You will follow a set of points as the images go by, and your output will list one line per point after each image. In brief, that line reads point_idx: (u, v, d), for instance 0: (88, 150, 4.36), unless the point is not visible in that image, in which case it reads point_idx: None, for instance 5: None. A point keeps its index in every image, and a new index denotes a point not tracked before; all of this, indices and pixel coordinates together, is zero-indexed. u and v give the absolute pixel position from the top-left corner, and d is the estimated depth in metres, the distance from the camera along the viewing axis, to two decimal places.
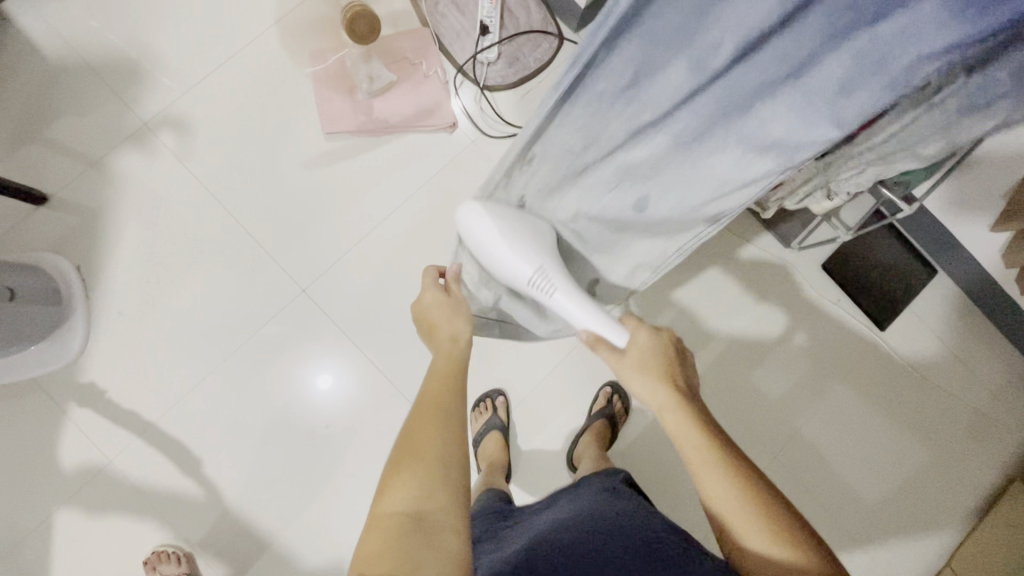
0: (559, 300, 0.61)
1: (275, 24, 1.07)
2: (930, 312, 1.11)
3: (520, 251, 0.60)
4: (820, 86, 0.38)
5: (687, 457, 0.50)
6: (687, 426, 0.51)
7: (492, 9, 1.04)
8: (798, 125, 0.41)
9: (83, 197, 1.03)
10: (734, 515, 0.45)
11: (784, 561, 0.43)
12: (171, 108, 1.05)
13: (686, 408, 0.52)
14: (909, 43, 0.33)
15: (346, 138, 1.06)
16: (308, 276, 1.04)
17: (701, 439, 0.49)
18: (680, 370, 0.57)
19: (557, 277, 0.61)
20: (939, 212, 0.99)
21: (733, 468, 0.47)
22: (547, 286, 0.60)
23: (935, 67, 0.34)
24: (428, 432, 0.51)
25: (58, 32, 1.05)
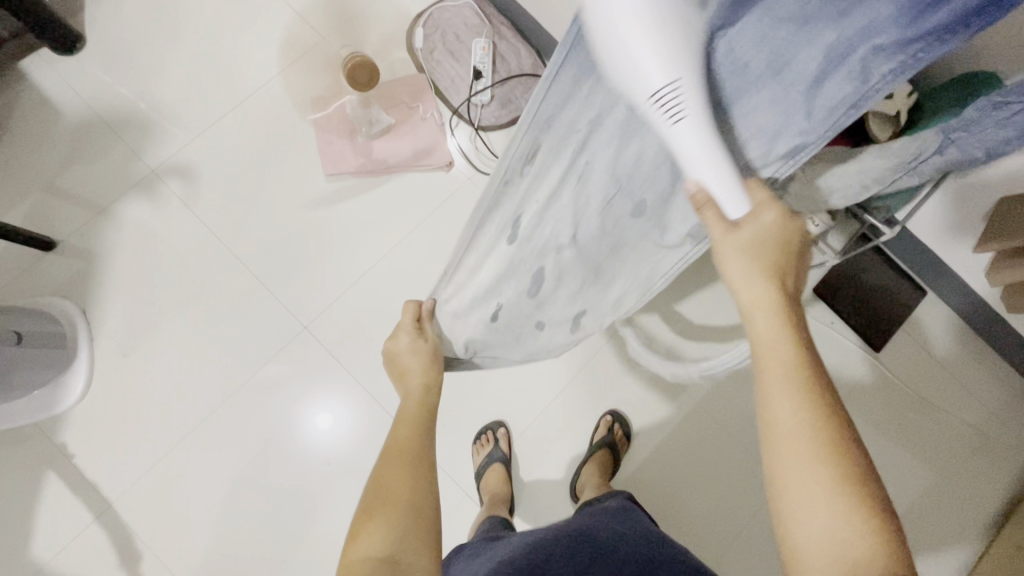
0: (682, 129, 0.40)
1: (279, 74, 1.13)
2: (923, 331, 1.13)
3: (665, 40, 0.37)
4: (795, 77, 0.37)
5: (764, 359, 0.43)
6: (780, 329, 0.43)
7: (485, 56, 1.10)
8: (778, 115, 0.39)
9: (89, 243, 1.06)
10: (791, 433, 0.40)
11: (841, 510, 0.38)
12: (177, 155, 1.10)
13: (785, 311, 0.44)
14: (867, 38, 0.32)
15: (346, 179, 1.10)
16: (310, 313, 1.06)
17: (799, 345, 0.43)
18: (794, 258, 0.46)
19: (696, 99, 0.39)
20: (924, 235, 1.02)
21: (815, 391, 0.41)
22: (680, 107, 0.39)
23: (890, 66, 0.32)
24: (397, 478, 0.53)
25: (72, 88, 1.11)
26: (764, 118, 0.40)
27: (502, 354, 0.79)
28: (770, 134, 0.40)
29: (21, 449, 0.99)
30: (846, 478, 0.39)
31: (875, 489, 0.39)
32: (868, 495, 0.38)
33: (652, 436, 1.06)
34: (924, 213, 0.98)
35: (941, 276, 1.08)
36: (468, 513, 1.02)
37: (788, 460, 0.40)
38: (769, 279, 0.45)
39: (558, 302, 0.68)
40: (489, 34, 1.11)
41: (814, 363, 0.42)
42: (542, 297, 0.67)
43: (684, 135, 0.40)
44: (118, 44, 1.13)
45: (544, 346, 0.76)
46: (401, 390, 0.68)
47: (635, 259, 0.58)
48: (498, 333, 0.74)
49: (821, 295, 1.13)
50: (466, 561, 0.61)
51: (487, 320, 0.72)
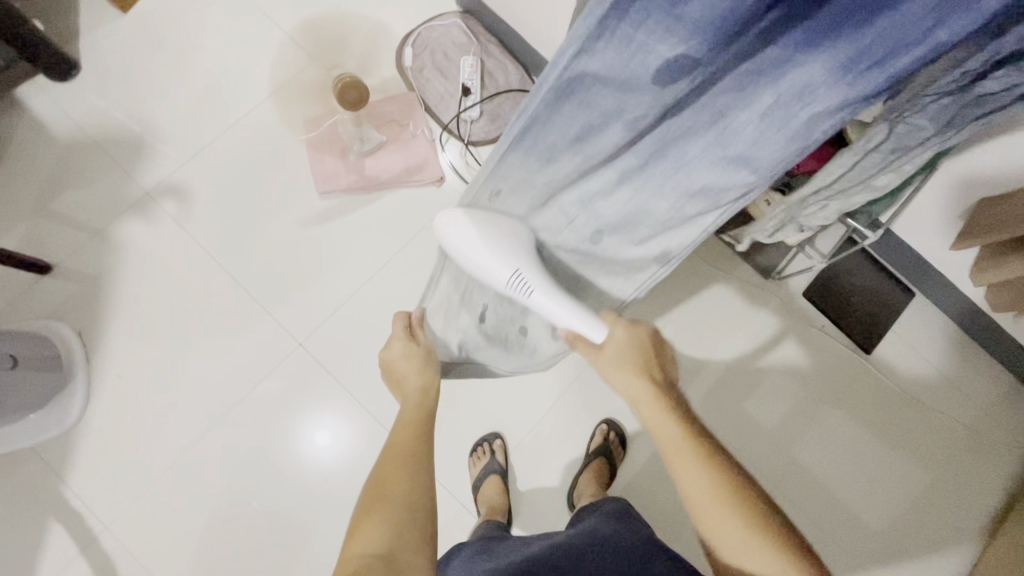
0: (536, 298, 0.59)
1: (271, 96, 1.15)
2: (921, 333, 1.14)
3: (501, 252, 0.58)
4: (735, 138, 0.42)
5: (664, 448, 0.51)
6: (665, 419, 0.53)
7: (473, 73, 1.11)
8: (723, 171, 0.44)
9: (85, 265, 1.07)
10: (707, 508, 0.48)
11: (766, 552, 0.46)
12: (172, 177, 1.11)
13: (662, 401, 0.54)
14: (804, 102, 0.36)
15: (339, 197, 1.12)
16: (305, 329, 1.07)
17: (682, 430, 0.51)
18: (653, 360, 0.57)
19: (535, 278, 0.59)
20: (909, 237, 1.04)
21: (711, 463, 0.49)
22: (525, 288, 0.59)
23: (831, 123, 0.37)
24: (395, 478, 0.55)
25: (67, 113, 1.13)
26: (709, 175, 0.45)
27: (497, 362, 0.82)
28: (715, 188, 0.46)
29: (16, 474, 0.99)
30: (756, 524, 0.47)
31: (780, 525, 0.47)
32: (779, 532, 0.47)
33: (649, 443, 1.06)
34: (907, 216, 1.00)
35: (928, 277, 1.09)
36: (467, 526, 1.02)
37: (711, 528, 0.48)
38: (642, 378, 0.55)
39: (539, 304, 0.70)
40: (477, 51, 1.13)
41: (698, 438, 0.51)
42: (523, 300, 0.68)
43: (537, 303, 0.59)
44: (112, 70, 1.15)
45: (530, 350, 0.77)
46: (399, 397, 0.68)
47: (610, 267, 0.63)
48: (486, 336, 0.78)
49: (810, 298, 1.14)
50: (467, 557, 0.62)
51: (475, 322, 0.77)
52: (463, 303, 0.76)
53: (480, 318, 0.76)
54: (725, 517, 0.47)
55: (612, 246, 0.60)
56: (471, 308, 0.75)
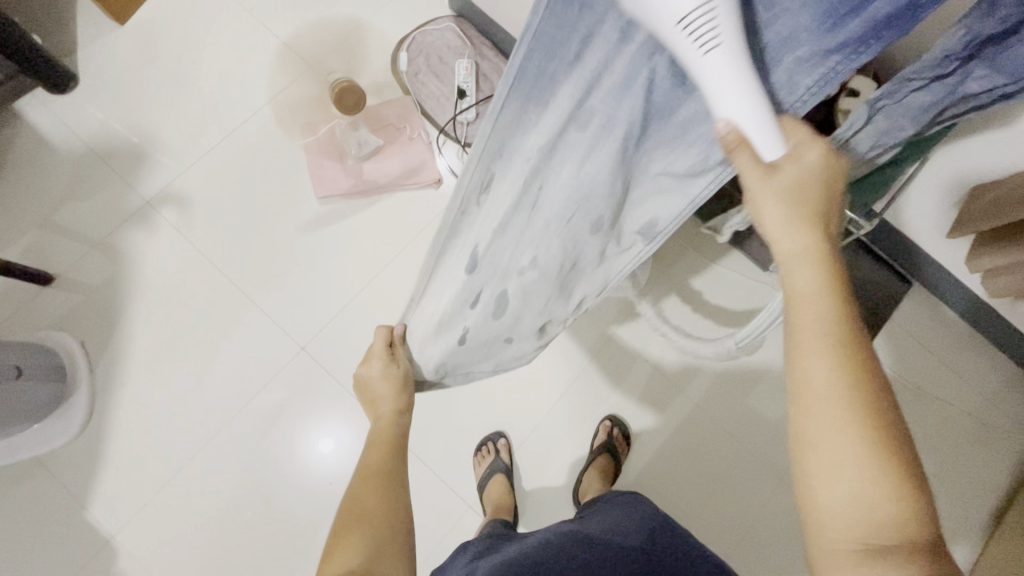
0: (713, 57, 0.34)
1: (268, 103, 1.16)
2: (923, 328, 1.14)
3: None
4: None
5: (796, 322, 0.41)
6: (815, 291, 0.41)
7: (468, 75, 1.12)
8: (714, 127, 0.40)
9: (87, 275, 1.07)
10: (831, 400, 0.39)
11: (880, 476, 0.37)
12: (171, 186, 1.12)
13: (822, 266, 0.41)
14: (788, 49, 0.35)
15: (338, 201, 1.12)
16: (307, 333, 1.07)
17: (839, 304, 0.41)
18: (830, 207, 0.42)
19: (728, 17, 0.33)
20: (905, 226, 1.04)
21: (855, 359, 0.39)
22: (710, 27, 0.33)
23: (811, 76, 0.36)
24: (373, 497, 0.58)
25: (66, 125, 1.13)
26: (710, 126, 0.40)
27: (475, 371, 0.80)
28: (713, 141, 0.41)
29: (22, 485, 0.99)
30: (880, 439, 0.38)
31: (908, 454, 0.38)
32: (902, 460, 0.38)
33: (653, 438, 1.06)
34: (902, 205, 1.01)
35: (925, 266, 1.10)
36: (473, 525, 1.02)
37: (816, 428, 0.39)
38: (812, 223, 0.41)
39: (525, 322, 0.68)
40: (472, 54, 1.14)
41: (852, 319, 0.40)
42: (507, 318, 0.67)
43: (716, 64, 0.34)
44: (111, 81, 1.16)
45: (513, 355, 0.76)
46: (373, 415, 0.72)
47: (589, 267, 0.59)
48: (467, 354, 0.74)
49: None
50: (470, 555, 0.63)
51: (455, 343, 0.72)
52: (441, 325, 0.71)
53: (460, 339, 0.72)
54: (855, 414, 0.38)
55: (588, 246, 0.55)
56: (450, 329, 0.71)
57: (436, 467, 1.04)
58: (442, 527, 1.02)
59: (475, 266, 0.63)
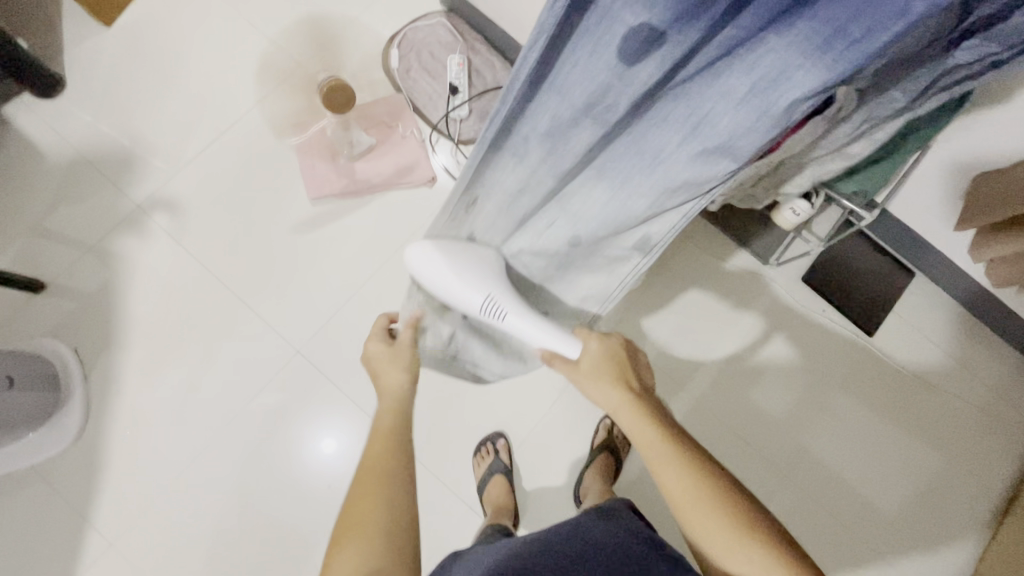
0: (510, 321, 0.62)
1: (258, 103, 1.14)
2: (929, 318, 1.13)
3: (471, 278, 0.63)
4: (713, 132, 0.44)
5: (641, 450, 0.52)
6: (641, 423, 0.53)
7: (460, 71, 1.10)
8: (701, 163, 0.46)
9: (79, 282, 1.06)
10: (687, 504, 0.48)
11: (753, 550, 0.46)
12: (161, 190, 1.11)
13: (639, 406, 0.55)
14: (783, 88, 0.39)
15: (331, 202, 1.11)
16: (303, 336, 1.06)
17: (658, 432, 0.52)
18: (631, 367, 0.60)
19: (501, 296, 0.62)
20: (906, 216, 1.03)
21: (692, 463, 0.49)
22: (498, 311, 0.62)
23: (808, 107, 0.40)
24: (374, 495, 0.54)
25: (54, 130, 1.12)
26: (692, 166, 0.47)
27: (485, 360, 0.87)
28: (699, 180, 0.48)
29: (19, 495, 0.98)
30: (737, 517, 0.47)
31: (768, 524, 0.47)
32: (768, 533, 0.46)
33: None
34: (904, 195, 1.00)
35: (928, 257, 1.08)
36: (474, 527, 1.01)
37: (693, 526, 0.48)
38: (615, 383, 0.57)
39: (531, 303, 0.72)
40: (463, 49, 1.12)
41: (674, 438, 0.52)
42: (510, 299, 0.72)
43: (511, 326, 0.63)
44: (99, 85, 1.15)
45: (521, 347, 0.81)
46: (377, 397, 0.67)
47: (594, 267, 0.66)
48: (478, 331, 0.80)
49: (810, 283, 1.13)
50: (471, 561, 0.62)
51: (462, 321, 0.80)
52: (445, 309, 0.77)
53: (463, 315, 0.78)
54: (702, 520, 0.47)
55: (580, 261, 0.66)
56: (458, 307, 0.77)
57: (435, 470, 1.03)
58: (442, 530, 1.01)
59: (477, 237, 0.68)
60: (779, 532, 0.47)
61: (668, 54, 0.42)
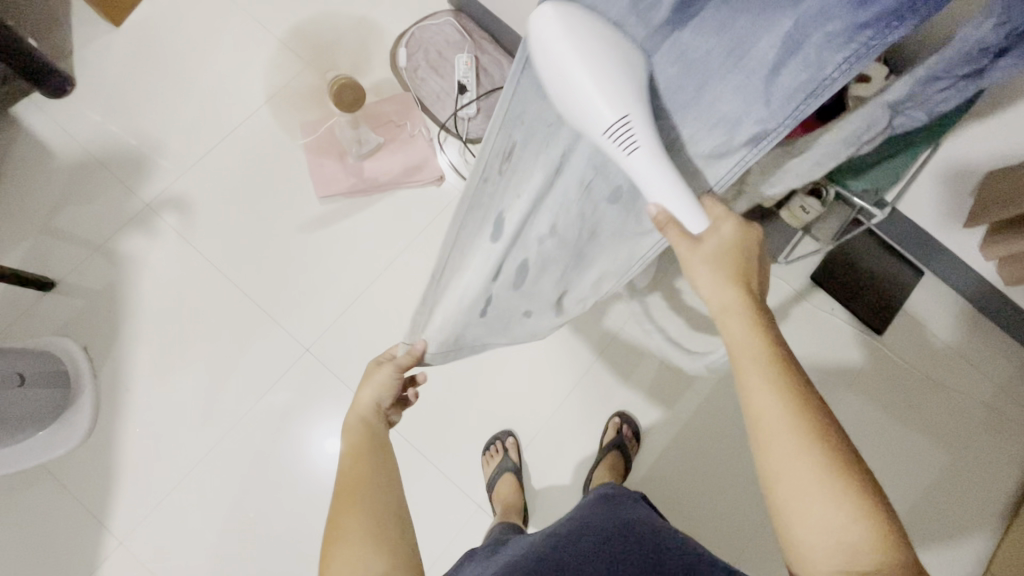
0: (638, 158, 0.45)
1: (267, 102, 1.14)
2: (935, 316, 1.12)
3: (607, 89, 0.43)
4: (753, 64, 0.39)
5: (742, 360, 0.47)
6: (751, 331, 0.47)
7: (468, 70, 1.10)
8: (738, 101, 0.41)
9: (88, 280, 1.07)
10: (780, 425, 0.43)
11: (840, 491, 0.41)
12: (171, 189, 1.11)
13: (752, 312, 0.48)
14: (817, 25, 0.34)
15: (339, 201, 1.11)
16: (311, 334, 1.06)
17: (766, 347, 0.46)
18: (751, 269, 0.51)
19: (639, 122, 0.44)
20: (915, 215, 1.03)
21: (796, 391, 0.44)
22: (628, 136, 0.44)
23: (842, 55, 0.35)
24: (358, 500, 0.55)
25: (64, 129, 1.13)
26: (726, 106, 0.42)
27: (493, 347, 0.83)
28: (731, 123, 0.42)
29: (29, 492, 0.98)
30: (831, 456, 0.42)
31: (862, 470, 0.42)
32: (861, 482, 0.42)
33: (661, 435, 1.05)
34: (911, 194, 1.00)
35: (937, 255, 1.08)
36: (483, 526, 1.01)
37: (775, 452, 0.43)
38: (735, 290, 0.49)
39: (545, 291, 0.73)
40: (471, 49, 1.12)
41: (788, 360, 0.46)
42: (528, 286, 0.71)
43: (641, 162, 0.46)
44: (108, 83, 1.15)
45: (530, 330, 0.81)
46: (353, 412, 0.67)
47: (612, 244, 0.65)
48: (487, 328, 0.76)
49: (817, 282, 1.13)
50: (480, 561, 0.60)
51: (477, 316, 0.72)
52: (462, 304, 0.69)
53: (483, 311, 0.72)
54: (795, 449, 0.43)
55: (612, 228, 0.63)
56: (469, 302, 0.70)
57: (444, 467, 1.03)
58: (451, 528, 1.01)
59: (500, 227, 0.64)
60: (872, 480, 0.42)
61: None
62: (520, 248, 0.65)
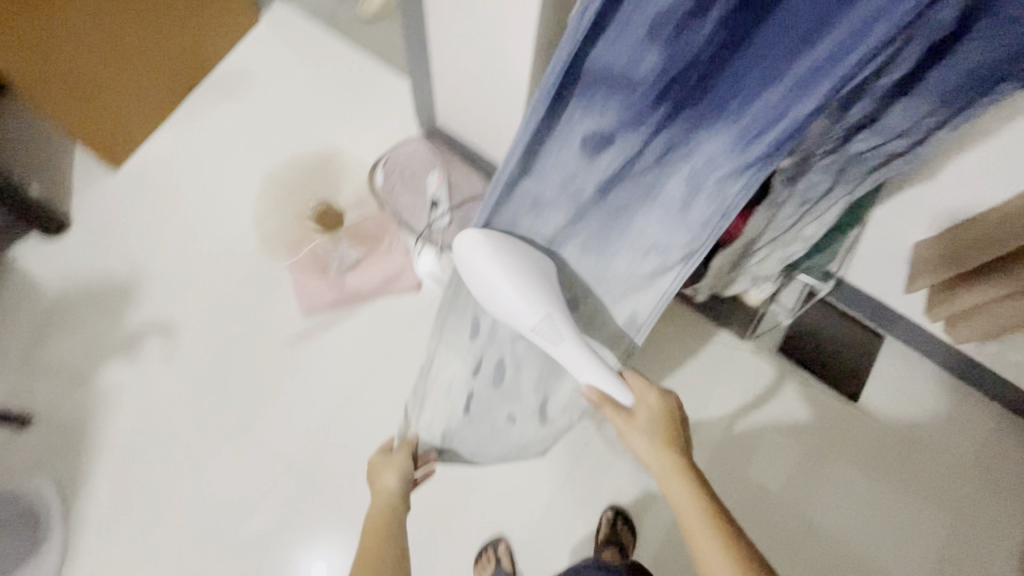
0: (563, 350, 0.62)
1: (254, 227, 1.23)
2: (907, 378, 1.16)
3: (535, 300, 0.58)
4: (669, 200, 0.57)
5: (686, 522, 0.64)
6: (690, 493, 0.65)
7: (440, 186, 1.20)
8: (665, 229, 0.60)
9: (69, 414, 1.07)
10: None
11: None
12: (157, 316, 1.15)
13: (687, 476, 0.67)
14: (711, 169, 0.52)
15: (322, 314, 1.16)
16: (294, 452, 1.06)
17: (706, 510, 0.63)
18: (679, 436, 0.71)
19: (562, 326, 0.61)
20: (864, 283, 1.10)
21: (732, 548, 0.60)
22: (554, 336, 0.61)
23: (736, 183, 0.53)
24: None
25: (56, 267, 1.18)
26: (655, 230, 0.61)
27: (480, 451, 0.89)
28: (662, 245, 0.62)
29: None
30: None
31: None
32: None
33: (657, 527, 1.02)
34: (854, 264, 1.08)
35: (893, 320, 1.15)
36: None
37: None
38: (660, 446, 0.69)
39: (526, 396, 0.81)
40: (443, 168, 1.24)
41: (719, 518, 0.63)
42: (505, 383, 0.79)
43: (563, 352, 0.62)
44: (101, 223, 1.23)
45: (516, 438, 0.89)
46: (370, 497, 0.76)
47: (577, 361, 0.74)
48: (472, 428, 0.85)
49: (788, 353, 1.17)
50: None
51: (460, 414, 0.83)
52: (448, 398, 0.82)
53: (464, 409, 0.82)
54: None
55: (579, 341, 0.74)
56: (454, 399, 0.82)
57: None
58: None
59: (479, 324, 0.71)
60: None
61: (622, 149, 0.51)
62: (496, 346, 0.73)
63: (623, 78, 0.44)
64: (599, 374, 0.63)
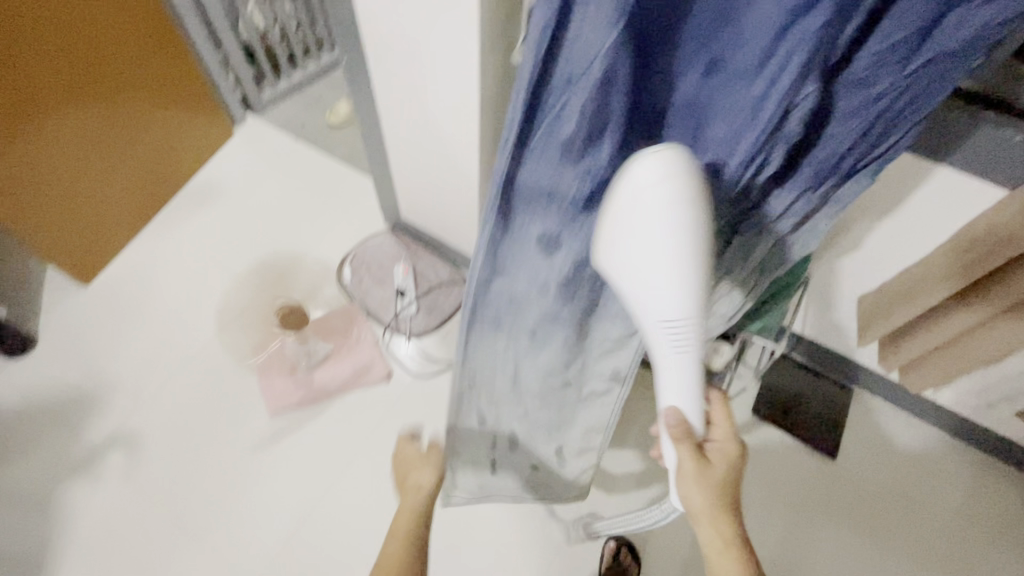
0: (673, 362, 0.53)
1: (222, 329, 1.24)
2: (882, 429, 1.17)
3: (689, 291, 0.47)
4: None
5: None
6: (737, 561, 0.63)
7: (406, 277, 1.25)
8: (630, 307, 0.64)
9: (23, 544, 1.03)
10: None
11: None
12: (119, 428, 1.12)
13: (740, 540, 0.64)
14: None
15: (290, 413, 1.14)
16: (261, 565, 1.02)
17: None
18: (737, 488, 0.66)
19: (699, 336, 0.51)
20: (821, 336, 1.13)
21: None
22: (683, 339, 0.51)
23: None
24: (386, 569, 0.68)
25: (19, 386, 1.17)
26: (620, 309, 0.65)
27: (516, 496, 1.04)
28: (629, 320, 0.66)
29: None
30: None
31: None
32: None
33: None
34: (810, 317, 1.12)
35: (856, 371, 1.17)
36: None
37: None
38: (723, 514, 0.63)
39: (541, 449, 0.92)
40: (409, 258, 1.28)
41: None
42: (521, 442, 0.92)
43: (672, 360, 0.53)
44: (72, 334, 1.24)
45: (545, 479, 0.99)
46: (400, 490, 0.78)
47: (586, 411, 0.82)
48: (499, 479, 1.01)
49: (761, 414, 1.17)
50: None
51: (489, 473, 0.99)
52: (473, 458, 0.96)
53: (490, 466, 0.97)
54: None
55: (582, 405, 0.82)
56: (479, 463, 0.97)
57: None
58: None
59: (484, 419, 0.88)
60: None
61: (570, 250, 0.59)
62: (503, 425, 0.89)
63: (552, 196, 0.54)
64: (692, 397, 0.57)
